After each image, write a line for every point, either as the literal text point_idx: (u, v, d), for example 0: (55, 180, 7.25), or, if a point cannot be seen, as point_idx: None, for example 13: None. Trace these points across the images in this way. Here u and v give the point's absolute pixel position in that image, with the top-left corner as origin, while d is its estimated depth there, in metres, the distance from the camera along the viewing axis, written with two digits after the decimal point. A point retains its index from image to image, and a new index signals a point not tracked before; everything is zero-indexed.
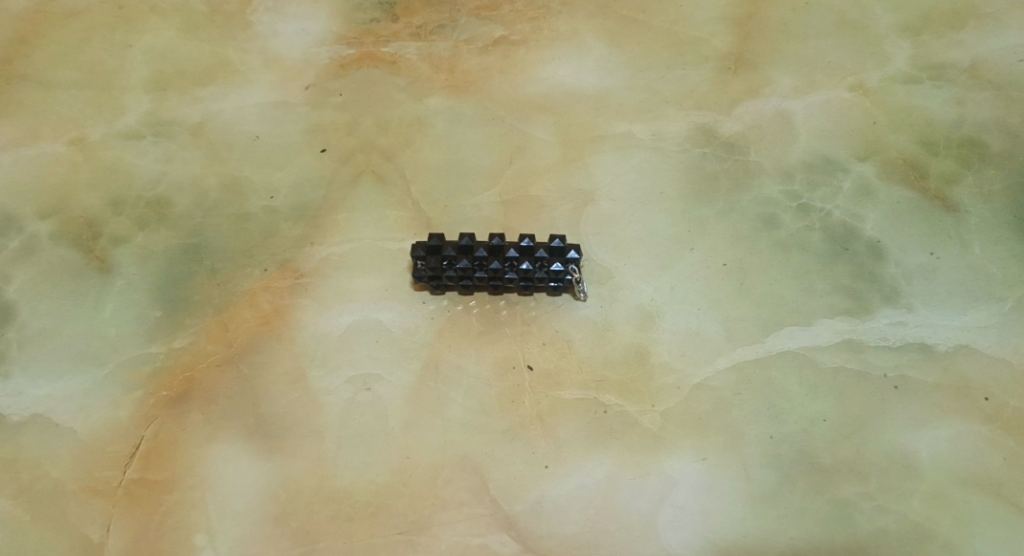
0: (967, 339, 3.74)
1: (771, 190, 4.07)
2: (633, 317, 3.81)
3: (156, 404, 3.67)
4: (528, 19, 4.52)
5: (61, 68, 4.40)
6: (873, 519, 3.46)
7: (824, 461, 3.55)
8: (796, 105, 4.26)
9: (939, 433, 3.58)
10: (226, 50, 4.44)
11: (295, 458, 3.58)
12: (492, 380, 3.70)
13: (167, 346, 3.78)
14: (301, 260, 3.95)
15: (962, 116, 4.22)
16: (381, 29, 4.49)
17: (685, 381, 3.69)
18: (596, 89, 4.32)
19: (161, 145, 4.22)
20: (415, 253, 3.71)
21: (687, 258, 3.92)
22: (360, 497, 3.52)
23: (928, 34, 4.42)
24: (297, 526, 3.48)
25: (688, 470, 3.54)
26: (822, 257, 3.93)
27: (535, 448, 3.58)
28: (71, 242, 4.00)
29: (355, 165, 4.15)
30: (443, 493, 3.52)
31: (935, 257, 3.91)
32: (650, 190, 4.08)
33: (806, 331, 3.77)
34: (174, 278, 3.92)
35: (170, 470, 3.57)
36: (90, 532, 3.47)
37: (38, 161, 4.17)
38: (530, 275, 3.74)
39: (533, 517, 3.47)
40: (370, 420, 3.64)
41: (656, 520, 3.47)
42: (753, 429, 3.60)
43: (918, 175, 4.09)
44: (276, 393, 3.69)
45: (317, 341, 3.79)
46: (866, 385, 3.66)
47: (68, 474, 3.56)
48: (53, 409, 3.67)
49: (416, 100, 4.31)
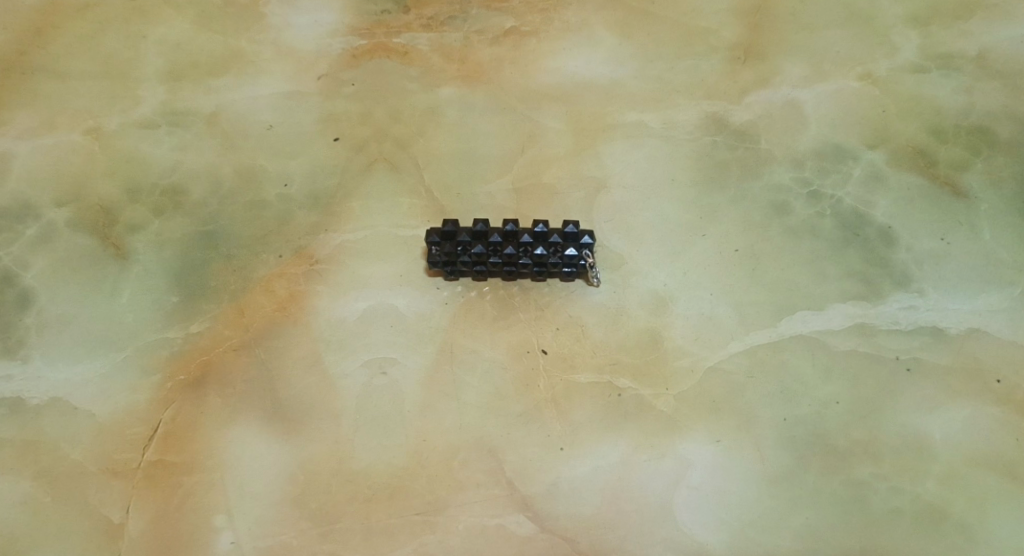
0: (978, 323, 3.77)
1: (782, 177, 4.11)
2: (646, 302, 3.85)
3: (174, 388, 3.71)
4: (539, 10, 4.55)
5: (76, 59, 4.43)
6: (887, 500, 3.49)
7: (837, 443, 3.59)
8: (806, 94, 4.30)
9: (952, 416, 3.61)
10: (240, 41, 4.47)
11: (312, 440, 3.62)
12: (507, 364, 3.74)
13: (185, 332, 3.82)
14: (317, 247, 3.98)
15: (971, 105, 4.25)
16: (392, 20, 4.52)
17: (698, 364, 3.73)
18: (607, 79, 4.35)
19: (177, 134, 4.26)
20: (431, 239, 3.74)
21: (700, 245, 3.96)
22: (378, 479, 3.55)
23: (936, 25, 4.45)
24: (316, 507, 3.51)
25: (702, 452, 3.58)
26: (834, 243, 3.96)
27: (551, 431, 3.62)
28: (89, 229, 4.03)
29: (368, 154, 4.19)
30: (460, 475, 3.55)
31: (946, 243, 3.95)
32: (662, 178, 4.11)
33: (818, 316, 3.81)
34: (191, 265, 3.96)
35: (190, 452, 3.61)
36: (111, 514, 3.51)
37: (55, 150, 4.20)
38: (544, 260, 3.78)
39: (550, 498, 3.51)
40: (387, 403, 3.68)
41: (671, 500, 3.50)
42: (766, 411, 3.64)
43: (929, 162, 4.12)
44: (293, 377, 3.73)
45: (333, 326, 3.82)
46: (878, 368, 3.70)
47: (88, 456, 3.59)
48: (72, 394, 3.70)
49: (428, 89, 4.35)
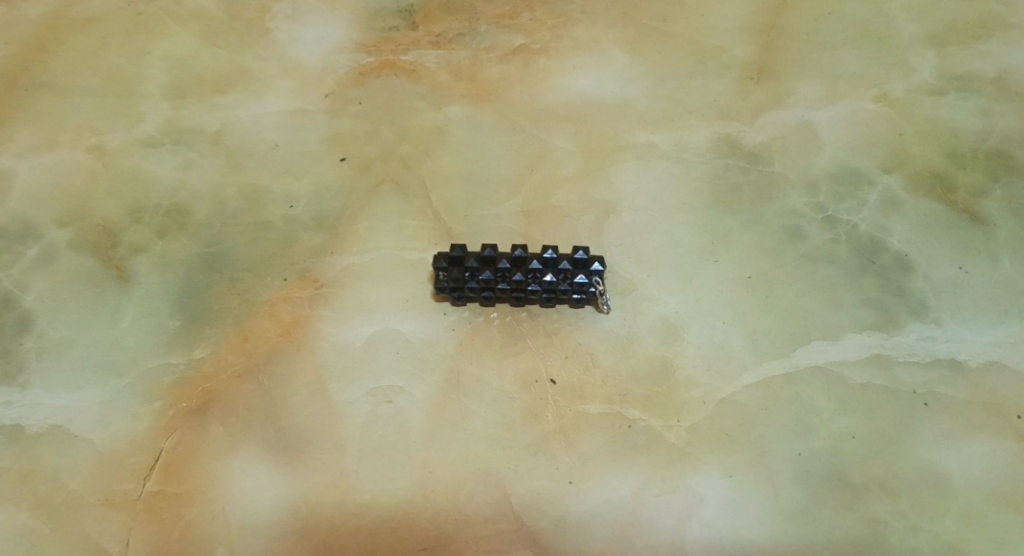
0: (997, 355, 3.69)
1: (796, 201, 4.03)
2: (657, 330, 3.77)
3: (176, 416, 3.64)
4: (549, 27, 4.48)
5: (79, 75, 4.37)
6: (904, 539, 3.41)
7: (853, 478, 3.51)
8: (821, 115, 4.22)
9: (971, 451, 3.53)
10: (245, 58, 4.40)
11: (315, 472, 3.55)
12: (515, 394, 3.66)
13: (187, 357, 3.75)
14: (321, 270, 3.91)
15: (989, 128, 4.17)
16: (400, 37, 4.45)
17: (710, 395, 3.65)
18: (617, 98, 4.27)
19: (181, 153, 4.19)
20: (437, 264, 3.67)
21: (712, 271, 3.88)
22: (383, 513, 3.48)
23: (953, 44, 4.37)
24: (318, 541, 3.44)
25: (714, 487, 3.50)
26: (849, 270, 3.88)
27: (560, 463, 3.54)
28: (90, 251, 3.96)
29: (374, 175, 4.11)
30: (467, 508, 3.48)
31: (964, 271, 3.86)
32: (673, 201, 4.03)
33: (833, 345, 3.73)
34: (193, 288, 3.89)
35: (191, 483, 3.54)
36: (110, 546, 3.44)
37: (57, 169, 4.14)
38: (554, 287, 3.69)
39: (559, 534, 3.43)
40: (392, 434, 3.60)
41: (682, 537, 3.42)
42: (780, 445, 3.56)
43: (946, 187, 4.04)
44: (296, 406, 3.65)
45: (337, 352, 3.75)
46: (894, 401, 3.62)
47: (87, 486, 3.53)
48: (72, 421, 3.64)
49: (435, 108, 4.27)
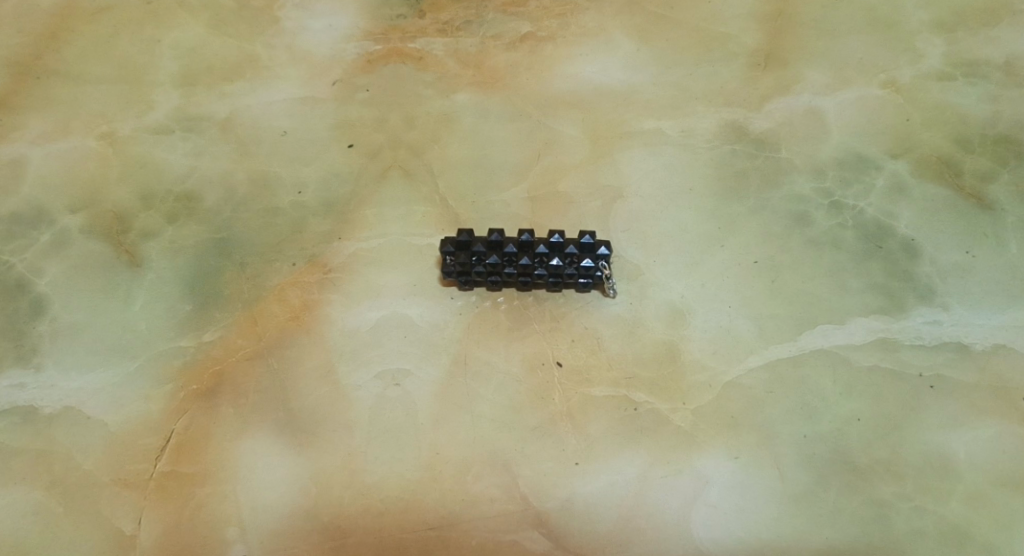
0: (1004, 339, 3.70)
1: (803, 187, 4.04)
2: (663, 315, 3.79)
3: (187, 397, 3.68)
4: (556, 14, 4.50)
5: (91, 63, 4.41)
6: (910, 521, 3.42)
7: (858, 461, 3.52)
8: (827, 101, 4.22)
9: (976, 434, 3.54)
10: (254, 46, 4.43)
11: (324, 453, 3.58)
12: (521, 377, 3.69)
13: (197, 340, 3.78)
14: (330, 255, 3.94)
15: (998, 113, 4.16)
16: (407, 25, 4.48)
17: (716, 378, 3.67)
18: (624, 85, 4.29)
19: (191, 140, 4.22)
20: (444, 249, 3.69)
21: (718, 256, 3.90)
22: (391, 493, 3.51)
23: (962, 31, 4.36)
24: (327, 521, 3.47)
25: (720, 468, 3.52)
26: (855, 254, 3.89)
27: (566, 445, 3.57)
28: (102, 236, 4.00)
29: (382, 161, 4.14)
30: (473, 489, 3.51)
31: (971, 256, 3.87)
32: (680, 187, 4.04)
33: (839, 329, 3.74)
34: (204, 273, 3.92)
35: (202, 463, 3.57)
36: (122, 525, 3.48)
37: (69, 155, 4.18)
38: (560, 271, 3.73)
39: (566, 515, 3.46)
40: (400, 416, 3.63)
41: (687, 518, 3.44)
42: (786, 428, 3.58)
43: (954, 173, 4.04)
44: (306, 388, 3.69)
45: (345, 336, 3.79)
46: (900, 385, 3.63)
47: (100, 466, 3.57)
48: (85, 403, 3.68)
49: (443, 96, 4.30)
